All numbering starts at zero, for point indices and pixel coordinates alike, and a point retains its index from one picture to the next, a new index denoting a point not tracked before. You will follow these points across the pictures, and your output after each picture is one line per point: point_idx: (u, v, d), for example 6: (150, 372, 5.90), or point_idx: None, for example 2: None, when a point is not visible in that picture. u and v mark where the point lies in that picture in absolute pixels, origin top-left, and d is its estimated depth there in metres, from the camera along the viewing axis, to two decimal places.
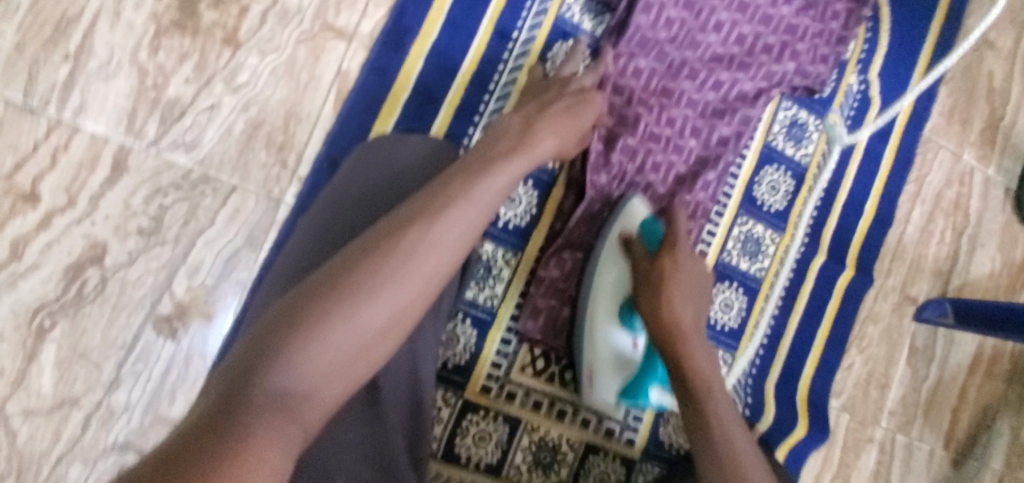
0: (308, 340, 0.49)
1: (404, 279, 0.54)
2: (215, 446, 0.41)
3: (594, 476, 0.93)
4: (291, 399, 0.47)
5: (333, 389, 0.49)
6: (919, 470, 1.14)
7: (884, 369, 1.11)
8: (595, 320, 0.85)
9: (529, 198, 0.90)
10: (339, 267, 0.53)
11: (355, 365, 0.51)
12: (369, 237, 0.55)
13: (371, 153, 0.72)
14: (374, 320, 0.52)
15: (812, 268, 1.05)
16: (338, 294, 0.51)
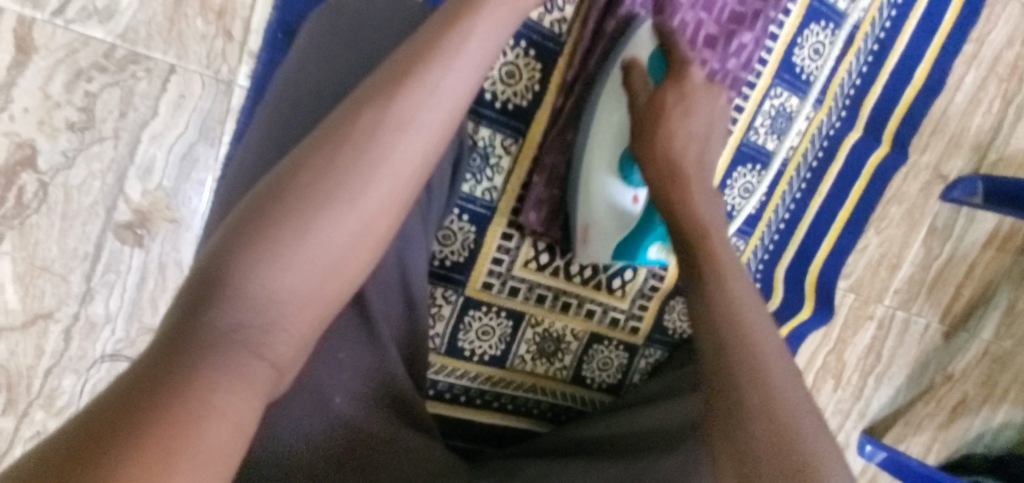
0: (259, 263, 0.40)
1: (373, 176, 0.43)
2: (151, 398, 0.34)
3: (597, 362, 0.93)
4: (248, 334, 0.39)
5: (302, 317, 0.42)
6: (911, 342, 1.17)
7: (898, 249, 1.07)
8: (590, 177, 0.73)
9: (532, 72, 0.75)
10: (289, 171, 0.43)
11: (325, 287, 0.42)
12: (323, 130, 0.44)
13: (331, 24, 0.59)
14: (341, 232, 0.42)
15: (844, 147, 0.95)
16: (289, 203, 0.41)
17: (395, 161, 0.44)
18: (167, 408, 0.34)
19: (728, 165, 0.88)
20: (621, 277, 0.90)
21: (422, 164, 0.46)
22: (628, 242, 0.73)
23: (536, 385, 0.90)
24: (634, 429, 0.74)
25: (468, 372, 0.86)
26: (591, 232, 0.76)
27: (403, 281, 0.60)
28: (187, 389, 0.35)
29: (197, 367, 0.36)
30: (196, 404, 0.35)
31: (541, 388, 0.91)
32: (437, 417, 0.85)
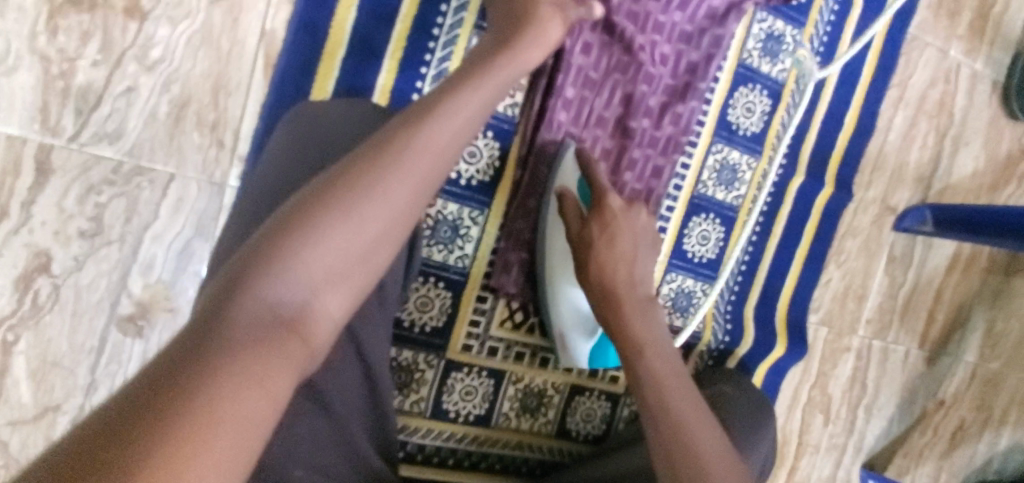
0: (282, 269, 0.45)
1: (382, 203, 0.49)
2: (181, 391, 0.36)
3: (581, 414, 0.96)
4: (273, 337, 0.43)
5: (310, 325, 0.46)
6: (894, 370, 1.19)
7: (862, 281, 1.12)
8: (552, 280, 0.83)
9: (492, 151, 0.85)
10: (308, 195, 0.48)
11: (334, 295, 0.47)
12: (341, 162, 0.50)
13: (305, 116, 0.66)
14: (347, 249, 0.47)
15: (790, 189, 1.02)
16: (299, 230, 0.46)
17: (400, 190, 0.50)
18: (193, 405, 0.36)
19: (682, 216, 0.96)
20: None
21: (424, 194, 0.52)
22: (597, 353, 0.86)
23: (523, 442, 0.94)
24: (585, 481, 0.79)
25: (454, 434, 0.90)
26: (568, 338, 0.85)
27: (359, 347, 0.65)
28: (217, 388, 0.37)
29: (228, 365, 0.39)
30: (222, 403, 0.37)
31: (526, 443, 0.94)
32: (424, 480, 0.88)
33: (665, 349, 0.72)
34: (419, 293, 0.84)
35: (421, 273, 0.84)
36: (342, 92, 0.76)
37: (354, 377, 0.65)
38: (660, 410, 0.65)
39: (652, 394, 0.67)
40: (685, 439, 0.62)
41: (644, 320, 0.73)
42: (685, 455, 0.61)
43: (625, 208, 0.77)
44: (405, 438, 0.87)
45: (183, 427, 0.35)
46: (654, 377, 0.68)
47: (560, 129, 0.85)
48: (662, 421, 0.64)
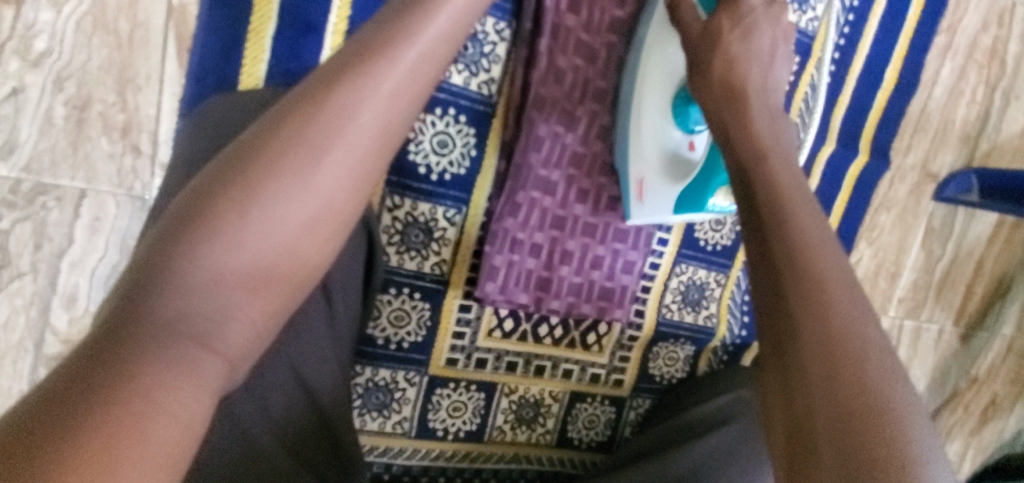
0: (190, 265, 0.40)
1: (310, 185, 0.44)
2: (71, 408, 0.33)
3: (583, 422, 0.88)
4: (193, 336, 0.39)
5: (247, 313, 0.42)
6: (926, 350, 1.09)
7: (895, 257, 1.00)
8: (640, 113, 0.68)
9: (467, 138, 0.72)
10: (213, 178, 0.43)
11: (271, 282, 0.43)
12: (245, 140, 0.44)
13: (214, 115, 0.56)
14: (273, 236, 0.43)
15: (819, 162, 0.89)
16: (215, 210, 0.41)
17: (331, 168, 0.44)
18: (108, 410, 0.33)
19: None
20: (596, 332, 0.84)
21: (358, 175, 0.46)
22: (688, 192, 0.66)
23: (520, 455, 0.85)
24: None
25: (444, 452, 0.82)
26: (648, 182, 0.69)
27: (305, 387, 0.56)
28: (133, 395, 0.35)
29: (132, 375, 0.35)
30: (145, 404, 0.35)
31: (524, 456, 0.86)
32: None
33: (819, 232, 0.43)
34: (392, 306, 0.74)
35: (392, 285, 0.73)
36: (278, 79, 0.63)
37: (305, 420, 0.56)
38: (820, 357, 0.37)
39: (804, 305, 0.39)
40: (835, 335, 0.38)
41: (807, 209, 0.45)
42: (841, 415, 0.35)
43: (763, 86, 0.56)
44: (389, 460, 0.79)
45: (91, 440, 0.32)
46: (825, 310, 0.39)
47: (550, 107, 0.71)
48: (811, 356, 0.38)
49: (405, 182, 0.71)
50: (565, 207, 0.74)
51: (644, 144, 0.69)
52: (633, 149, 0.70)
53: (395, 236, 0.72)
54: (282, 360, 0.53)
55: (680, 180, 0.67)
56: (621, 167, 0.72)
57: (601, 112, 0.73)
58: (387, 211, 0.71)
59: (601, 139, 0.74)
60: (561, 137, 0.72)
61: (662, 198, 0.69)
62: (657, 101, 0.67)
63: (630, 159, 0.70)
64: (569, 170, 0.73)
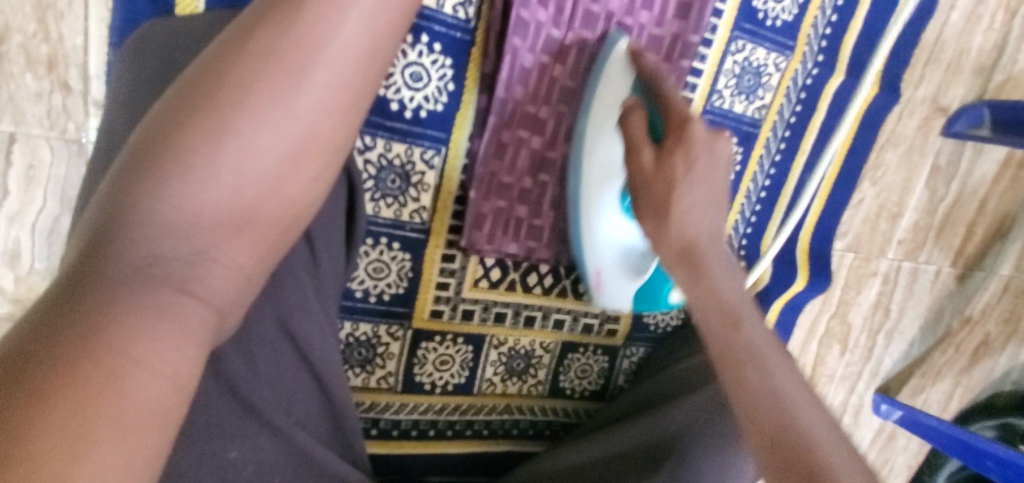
0: (160, 200, 0.34)
1: (291, 108, 0.38)
2: (42, 362, 0.28)
3: (575, 372, 0.85)
4: (173, 280, 0.34)
5: (231, 257, 0.37)
6: (922, 292, 1.06)
7: (899, 197, 0.96)
8: (589, 213, 0.65)
9: (443, 71, 0.65)
10: (177, 104, 0.37)
11: (256, 222, 0.38)
12: (209, 59, 0.38)
13: (160, 37, 0.47)
14: (252, 170, 0.37)
15: (826, 94, 0.82)
16: (187, 136, 0.36)
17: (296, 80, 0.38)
18: (88, 365, 0.29)
19: None
20: None
21: (333, 100, 0.40)
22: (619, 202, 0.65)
23: (512, 406, 0.83)
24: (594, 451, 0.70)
25: (433, 406, 0.79)
26: (590, 234, 0.66)
27: (293, 342, 0.49)
28: (110, 346, 0.30)
29: (107, 325, 0.30)
30: (121, 355, 0.30)
31: (516, 407, 0.83)
32: (403, 462, 0.77)
33: (748, 306, 0.50)
34: (370, 258, 0.70)
35: (369, 235, 0.68)
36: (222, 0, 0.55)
37: (299, 380, 0.50)
38: (779, 416, 0.42)
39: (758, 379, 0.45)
40: (752, 365, 0.45)
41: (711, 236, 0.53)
42: (790, 438, 0.41)
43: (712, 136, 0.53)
44: (376, 416, 0.76)
45: (72, 393, 0.28)
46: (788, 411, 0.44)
47: (534, 32, 0.62)
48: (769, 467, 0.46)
49: (377, 121, 0.64)
50: (555, 148, 0.69)
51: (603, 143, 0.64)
52: (587, 247, 0.67)
53: (369, 182, 0.66)
54: (264, 315, 0.48)
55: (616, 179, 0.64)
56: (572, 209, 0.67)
57: (593, 40, 0.66)
58: (358, 153, 0.65)
59: (593, 71, 0.67)
60: (549, 68, 0.65)
61: (624, 255, 0.68)
62: (616, 91, 0.63)
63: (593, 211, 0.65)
64: (558, 106, 0.67)
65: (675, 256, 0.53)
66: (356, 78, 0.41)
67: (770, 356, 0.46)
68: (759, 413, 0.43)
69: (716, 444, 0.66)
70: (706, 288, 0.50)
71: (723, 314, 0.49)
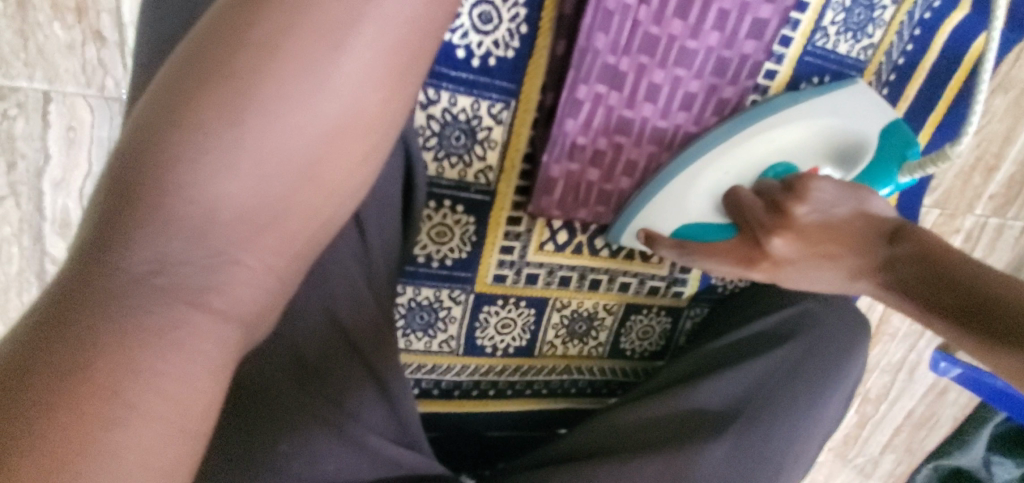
0: (169, 194, 0.27)
1: (326, 82, 0.29)
2: (17, 412, 0.23)
3: (636, 333, 0.82)
4: (184, 291, 0.27)
5: (259, 259, 0.29)
6: (1004, 249, 0.97)
7: (998, 148, 0.87)
8: (711, 163, 0.62)
9: (515, 11, 0.56)
10: (191, 66, 0.28)
11: (291, 215, 0.30)
12: (227, 7, 0.29)
13: None
14: (283, 153, 0.29)
15: (943, 32, 0.71)
16: (200, 110, 0.28)
17: (370, 48, 0.29)
18: (73, 408, 0.23)
19: (786, 84, 0.68)
20: None
21: None
22: (739, 162, 0.62)
23: (571, 367, 0.81)
24: (654, 409, 0.66)
25: (494, 368, 0.77)
26: (690, 180, 0.62)
27: (349, 334, 0.46)
28: (96, 387, 0.24)
29: (92, 357, 0.24)
30: (114, 396, 0.24)
31: (576, 368, 0.81)
32: (450, 416, 0.76)
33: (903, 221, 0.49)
34: (432, 222, 0.65)
35: (431, 197, 0.63)
36: None
37: (352, 374, 0.46)
38: (947, 290, 0.43)
39: (915, 243, 0.47)
40: (925, 260, 0.46)
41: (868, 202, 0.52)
42: (967, 302, 0.42)
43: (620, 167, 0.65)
44: (438, 377, 0.75)
45: (60, 435, 0.23)
46: (915, 243, 0.47)
47: None
48: (978, 285, 0.42)
49: (440, 71, 0.57)
50: (633, 106, 0.62)
51: (680, 164, 0.63)
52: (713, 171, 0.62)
53: (431, 140, 0.60)
54: (311, 307, 0.45)
55: (737, 166, 0.62)
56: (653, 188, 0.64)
57: None
58: (421, 108, 0.58)
59: (680, 15, 0.58)
60: (633, 10, 0.56)
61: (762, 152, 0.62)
62: (662, 209, 0.64)
63: (670, 193, 0.63)
64: (640, 57, 0.59)
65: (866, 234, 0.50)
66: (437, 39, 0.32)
67: (944, 270, 0.44)
68: (969, 300, 0.42)
69: (776, 422, 0.63)
70: (895, 245, 0.48)
71: (916, 244, 0.47)
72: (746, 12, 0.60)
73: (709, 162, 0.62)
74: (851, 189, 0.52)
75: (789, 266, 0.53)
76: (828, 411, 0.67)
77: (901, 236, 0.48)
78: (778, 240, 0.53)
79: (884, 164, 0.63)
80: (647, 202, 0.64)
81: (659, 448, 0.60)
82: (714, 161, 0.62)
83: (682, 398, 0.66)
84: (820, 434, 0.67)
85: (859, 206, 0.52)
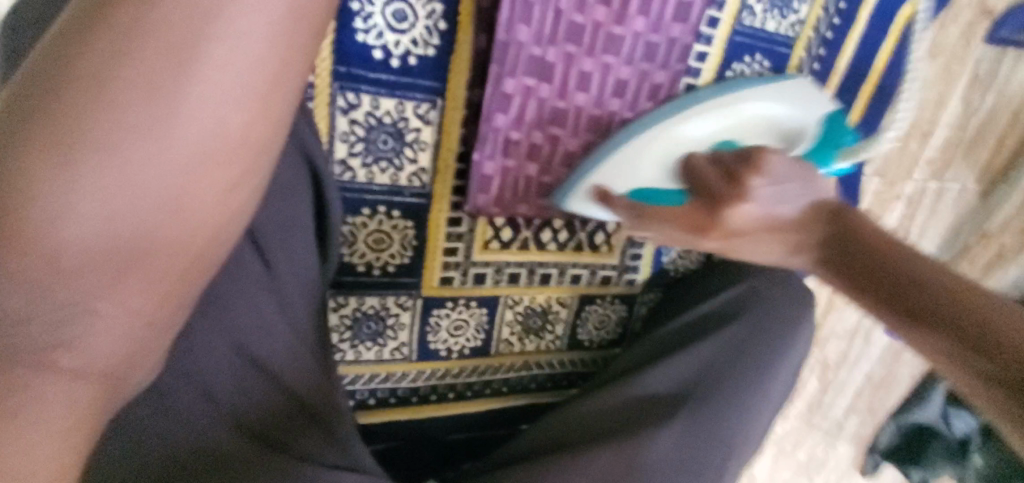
0: (10, 239, 0.28)
1: (173, 115, 0.30)
2: None
3: (593, 324, 0.82)
4: (32, 352, 0.29)
5: (122, 300, 0.31)
6: (944, 211, 0.99)
7: (931, 114, 0.89)
8: (641, 144, 0.62)
9: (432, 7, 0.54)
10: (26, 100, 0.28)
11: (154, 254, 0.32)
12: (55, 38, 0.29)
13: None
14: (137, 186, 0.30)
15: (868, 4, 0.72)
16: (31, 146, 0.28)
17: None
18: None
19: (719, 65, 0.68)
20: (604, 231, 0.76)
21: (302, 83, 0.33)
22: (667, 143, 0.62)
23: (530, 362, 0.80)
24: (608, 399, 0.64)
25: (450, 372, 0.76)
26: (627, 156, 0.62)
27: (260, 365, 0.45)
28: None
29: None
30: None
31: (534, 363, 0.81)
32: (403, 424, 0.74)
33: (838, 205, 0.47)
34: (368, 229, 0.63)
35: (363, 205, 0.61)
36: None
37: (268, 398, 0.45)
38: (913, 288, 0.40)
39: (869, 237, 0.44)
40: (874, 253, 0.43)
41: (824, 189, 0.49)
42: (941, 302, 0.39)
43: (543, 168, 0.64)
44: (393, 385, 0.73)
45: None
46: (870, 236, 0.44)
47: None
48: (933, 285, 0.40)
49: (358, 73, 0.55)
50: (565, 98, 0.61)
51: (591, 163, 0.63)
52: (639, 147, 0.62)
53: (357, 146, 0.58)
54: (216, 339, 0.43)
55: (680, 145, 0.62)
56: (590, 165, 0.62)
57: None
58: (342, 113, 0.56)
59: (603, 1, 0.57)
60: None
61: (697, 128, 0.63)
62: (614, 178, 0.62)
63: (601, 168, 0.62)
64: (566, 46, 0.58)
65: (826, 229, 0.46)
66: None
67: (920, 268, 0.41)
68: (924, 309, 0.39)
69: (727, 401, 0.63)
70: (852, 238, 0.44)
71: (875, 244, 0.43)
72: None
73: (652, 138, 0.62)
74: (808, 170, 0.49)
75: (740, 239, 0.48)
76: (779, 388, 0.67)
77: (856, 226, 0.45)
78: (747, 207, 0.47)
79: (823, 150, 0.66)
80: (606, 169, 0.62)
81: (614, 438, 0.59)
82: (635, 139, 0.62)
83: (635, 386, 0.65)
84: (777, 402, 0.67)
85: (812, 190, 0.48)
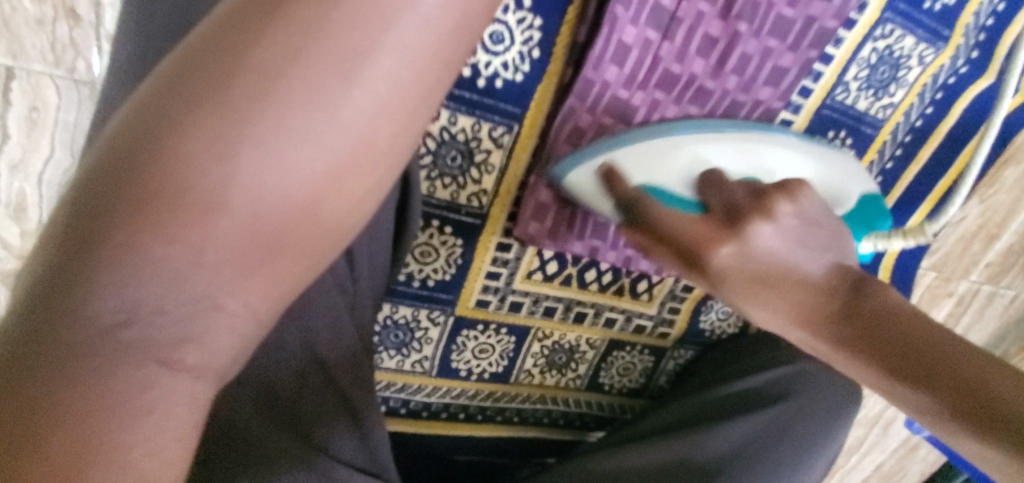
0: (149, 232, 0.24)
1: (318, 111, 0.26)
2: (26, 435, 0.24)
3: (617, 370, 0.80)
4: (157, 348, 0.25)
5: (246, 302, 0.27)
6: (992, 316, 0.96)
7: (1002, 218, 0.85)
8: (685, 140, 0.55)
9: (529, 33, 0.53)
10: (174, 88, 0.26)
11: (287, 254, 0.27)
12: (211, 25, 0.27)
13: None
14: (278, 194, 0.26)
15: (965, 98, 0.69)
16: (182, 136, 0.25)
17: (371, 90, 0.27)
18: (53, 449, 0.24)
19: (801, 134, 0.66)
20: (648, 281, 0.73)
21: None
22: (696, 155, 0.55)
23: (547, 396, 0.78)
24: (639, 460, 0.62)
25: (466, 392, 0.74)
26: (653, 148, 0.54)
27: (317, 366, 0.44)
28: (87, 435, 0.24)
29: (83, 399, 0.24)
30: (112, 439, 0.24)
31: (551, 397, 0.79)
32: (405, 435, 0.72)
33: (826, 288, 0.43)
34: (418, 240, 0.62)
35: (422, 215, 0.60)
36: None
37: (325, 406, 0.44)
38: (909, 346, 0.38)
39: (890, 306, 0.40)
40: (880, 328, 0.39)
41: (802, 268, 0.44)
42: (941, 368, 0.37)
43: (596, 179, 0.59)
44: (407, 397, 0.72)
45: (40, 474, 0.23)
46: (889, 306, 0.40)
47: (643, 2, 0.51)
48: (937, 352, 0.37)
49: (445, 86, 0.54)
50: None
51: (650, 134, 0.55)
52: (674, 141, 0.54)
53: (427, 157, 0.57)
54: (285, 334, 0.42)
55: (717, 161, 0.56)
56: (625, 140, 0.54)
57: (709, 14, 0.54)
58: None
59: (702, 54, 0.56)
60: (654, 45, 0.53)
61: (728, 144, 0.56)
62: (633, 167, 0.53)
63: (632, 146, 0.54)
64: (655, 93, 0.56)
65: (834, 304, 0.41)
66: (441, 79, 0.29)
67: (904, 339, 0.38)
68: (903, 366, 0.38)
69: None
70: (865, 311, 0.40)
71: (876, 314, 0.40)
72: (769, 59, 0.57)
73: (697, 137, 0.55)
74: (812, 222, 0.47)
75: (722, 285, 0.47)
76: (809, 478, 0.64)
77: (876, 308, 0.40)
78: (725, 252, 0.45)
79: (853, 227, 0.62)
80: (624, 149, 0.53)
81: None
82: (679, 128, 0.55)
83: (665, 450, 0.62)
84: None
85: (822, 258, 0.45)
